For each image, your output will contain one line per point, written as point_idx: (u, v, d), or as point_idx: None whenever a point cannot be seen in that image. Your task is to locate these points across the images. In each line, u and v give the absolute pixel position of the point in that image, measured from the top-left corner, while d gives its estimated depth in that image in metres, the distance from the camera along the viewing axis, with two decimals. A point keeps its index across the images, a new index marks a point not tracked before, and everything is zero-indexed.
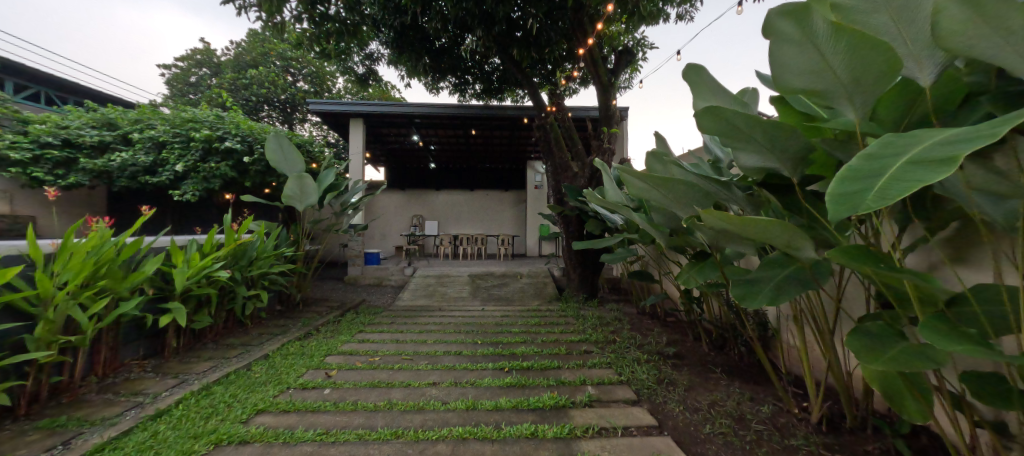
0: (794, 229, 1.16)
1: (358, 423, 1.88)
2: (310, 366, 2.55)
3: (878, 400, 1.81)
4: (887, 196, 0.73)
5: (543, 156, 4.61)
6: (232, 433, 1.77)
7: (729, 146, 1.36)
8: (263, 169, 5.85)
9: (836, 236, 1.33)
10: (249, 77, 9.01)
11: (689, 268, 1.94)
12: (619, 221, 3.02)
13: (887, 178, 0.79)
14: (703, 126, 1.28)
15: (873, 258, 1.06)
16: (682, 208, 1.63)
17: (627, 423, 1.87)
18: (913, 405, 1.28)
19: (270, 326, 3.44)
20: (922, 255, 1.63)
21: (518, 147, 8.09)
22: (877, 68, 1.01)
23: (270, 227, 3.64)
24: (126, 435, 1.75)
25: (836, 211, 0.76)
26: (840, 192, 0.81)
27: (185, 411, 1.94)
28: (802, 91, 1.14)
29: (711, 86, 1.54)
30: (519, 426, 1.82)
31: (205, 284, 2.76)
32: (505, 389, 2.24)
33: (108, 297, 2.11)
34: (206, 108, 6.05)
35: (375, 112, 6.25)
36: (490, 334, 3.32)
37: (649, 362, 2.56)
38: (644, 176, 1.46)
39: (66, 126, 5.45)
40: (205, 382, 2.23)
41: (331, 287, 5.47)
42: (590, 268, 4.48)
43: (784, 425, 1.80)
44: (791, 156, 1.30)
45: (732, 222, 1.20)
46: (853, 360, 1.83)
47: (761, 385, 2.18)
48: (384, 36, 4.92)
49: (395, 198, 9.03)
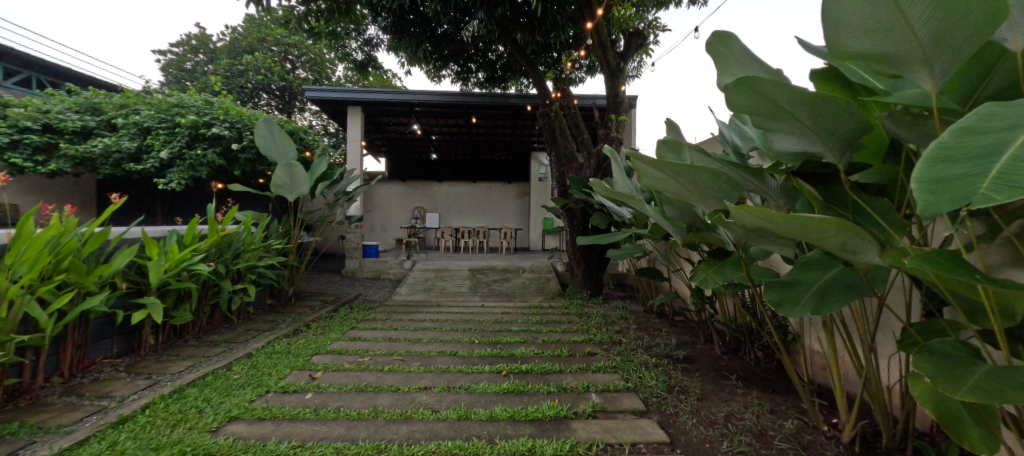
0: (849, 228, 0.97)
1: (338, 434, 1.70)
2: (294, 366, 2.39)
3: (919, 417, 1.62)
4: (1004, 187, 0.64)
5: (546, 145, 4.40)
6: (198, 444, 1.59)
7: (763, 127, 1.16)
8: (251, 156, 5.72)
9: (890, 236, 1.14)
10: (245, 63, 8.86)
11: (707, 268, 1.72)
12: (627, 214, 2.81)
13: (1004, 162, 0.68)
14: (737, 103, 1.09)
15: (955, 259, 0.85)
16: (702, 199, 1.42)
17: (635, 438, 1.68)
18: (976, 432, 1.05)
19: (257, 322, 3.28)
20: (983, 255, 1.40)
21: (522, 137, 7.88)
22: (971, 20, 0.86)
23: (257, 218, 3.44)
24: (81, 445, 1.58)
25: (931, 201, 0.68)
26: (932, 175, 0.72)
27: (151, 418, 1.78)
28: (863, 55, 0.99)
29: (741, 57, 1.35)
30: (515, 440, 1.63)
31: (185, 278, 2.58)
32: (502, 396, 2.05)
33: (71, 292, 1.94)
34: (193, 93, 5.89)
35: (375, 100, 6.03)
36: (487, 332, 3.14)
37: (658, 366, 2.36)
38: (661, 163, 1.24)
39: (46, 110, 5.33)
40: (178, 384, 2.06)
41: (327, 280, 5.31)
42: (595, 264, 4.29)
43: (811, 443, 1.60)
44: (839, 138, 1.10)
45: (773, 221, 1.01)
46: (894, 373, 1.65)
47: (781, 395, 1.99)
48: (382, 20, 4.67)
49: (394, 189, 8.85)
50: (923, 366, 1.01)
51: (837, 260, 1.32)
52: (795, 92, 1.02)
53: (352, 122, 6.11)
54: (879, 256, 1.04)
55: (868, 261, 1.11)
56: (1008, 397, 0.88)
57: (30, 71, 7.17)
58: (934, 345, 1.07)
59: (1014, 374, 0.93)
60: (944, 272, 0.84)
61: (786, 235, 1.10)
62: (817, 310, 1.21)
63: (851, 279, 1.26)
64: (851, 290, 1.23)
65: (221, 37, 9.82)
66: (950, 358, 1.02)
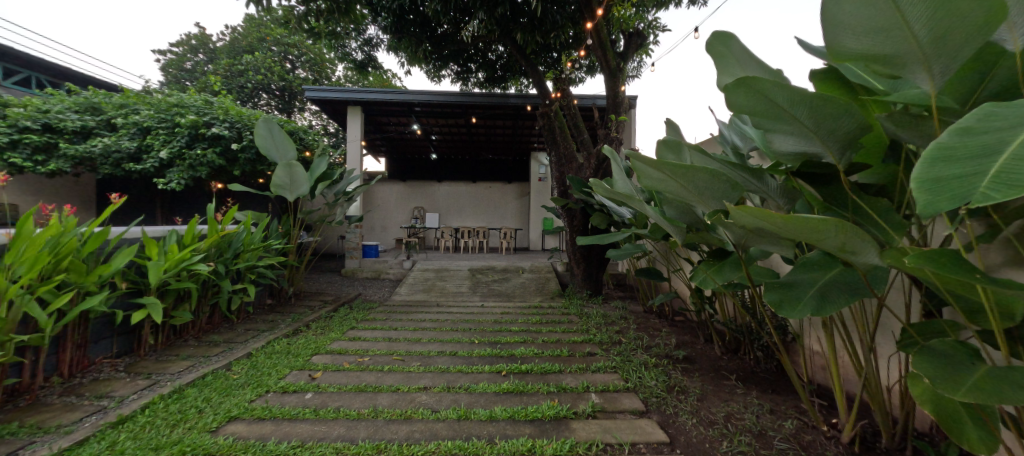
0: (849, 229, 0.97)
1: (338, 434, 1.70)
2: (294, 366, 2.39)
3: (918, 417, 1.61)
4: (1004, 186, 0.64)
5: (545, 145, 4.40)
6: (198, 444, 1.59)
7: (763, 128, 1.16)
8: (251, 156, 5.73)
9: (890, 237, 1.14)
10: (245, 62, 8.86)
11: (707, 268, 1.72)
12: (627, 214, 2.81)
13: (1003, 161, 0.68)
14: (737, 103, 1.09)
15: (954, 259, 0.86)
16: (702, 199, 1.42)
17: (635, 439, 1.68)
18: (975, 432, 1.05)
19: (257, 322, 3.28)
20: (983, 255, 1.40)
21: (522, 137, 7.88)
22: (971, 21, 0.86)
23: (257, 218, 3.43)
24: (81, 445, 1.58)
25: (931, 200, 0.68)
26: (931, 175, 0.72)
27: (151, 418, 1.78)
28: (862, 56, 0.99)
29: (740, 57, 1.35)
30: (515, 440, 1.63)
31: (185, 278, 2.58)
32: (501, 396, 2.05)
33: (71, 292, 1.94)
34: (193, 93, 5.89)
35: (375, 100, 6.03)
36: (487, 332, 3.14)
37: (657, 366, 2.36)
38: (660, 163, 1.24)
39: (47, 110, 5.33)
40: (178, 384, 2.06)
41: (327, 280, 5.31)
42: (595, 264, 4.29)
43: (810, 443, 1.60)
44: (839, 138, 1.10)
45: (772, 221, 1.01)
46: (894, 372, 1.65)
47: (781, 395, 1.99)
48: (382, 20, 4.67)
49: (394, 189, 8.85)
50: (922, 366, 1.01)
51: (836, 260, 1.33)
52: (794, 92, 1.02)
53: (352, 122, 6.11)
54: (879, 256, 1.04)
55: (867, 261, 1.11)
56: (1008, 397, 0.88)
57: (30, 71, 7.19)
58: (934, 345, 1.07)
59: (1014, 375, 0.93)
60: (944, 271, 0.84)
61: (786, 236, 1.10)
62: (816, 310, 1.21)
63: (851, 279, 1.26)
64: (850, 290, 1.23)
65: (221, 37, 9.83)
66: (951, 358, 1.02)
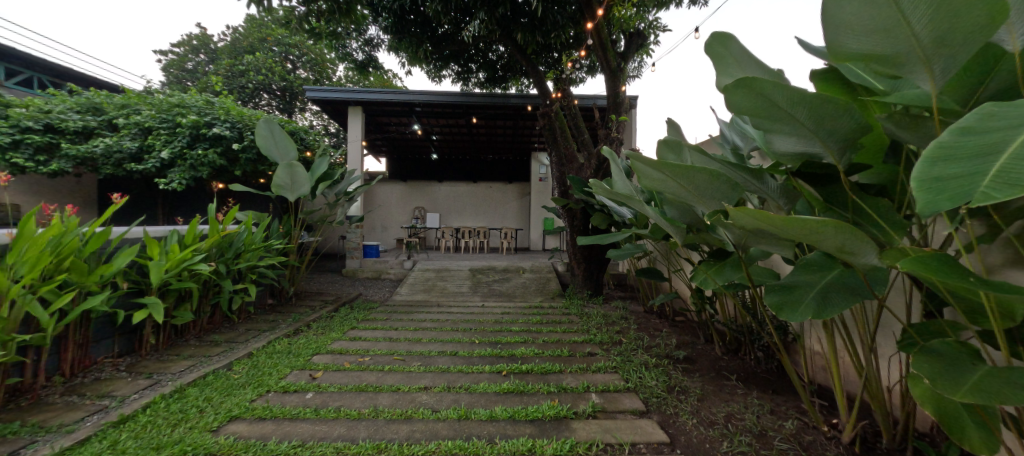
0: (849, 230, 0.97)
1: (339, 434, 1.71)
2: (295, 366, 2.39)
3: (919, 417, 1.61)
4: (1005, 186, 0.64)
5: (546, 145, 4.40)
6: (198, 444, 1.59)
7: (762, 128, 1.16)
8: (252, 156, 5.73)
9: (890, 237, 1.14)
10: (246, 63, 8.88)
11: (707, 269, 1.71)
12: (626, 214, 2.81)
13: (1003, 161, 0.68)
14: (736, 104, 1.09)
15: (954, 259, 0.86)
16: (702, 200, 1.42)
17: (635, 439, 1.68)
18: (976, 431, 1.05)
19: (258, 322, 3.28)
20: (984, 255, 1.39)
21: (523, 137, 7.88)
22: (972, 20, 0.86)
23: (257, 218, 3.44)
24: (82, 444, 1.58)
25: (931, 199, 0.68)
26: (931, 175, 0.72)
27: (152, 418, 1.78)
28: (863, 56, 0.99)
29: (740, 57, 1.35)
30: (515, 440, 1.64)
31: (186, 277, 2.58)
32: (502, 396, 2.05)
33: (72, 292, 1.95)
34: (194, 93, 5.90)
35: (375, 100, 6.04)
36: (487, 332, 3.14)
37: (658, 366, 2.36)
38: (660, 164, 1.24)
39: (48, 110, 5.35)
40: (179, 383, 2.06)
41: (328, 280, 5.32)
42: (595, 264, 4.29)
43: (811, 444, 1.60)
44: (839, 138, 1.10)
45: (771, 223, 1.01)
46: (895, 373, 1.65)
47: (782, 395, 1.99)
48: (383, 20, 4.68)
49: (395, 189, 8.86)
50: (923, 366, 1.01)
51: (836, 261, 1.33)
52: (794, 93, 1.02)
53: (352, 122, 6.12)
54: (878, 257, 1.04)
55: (868, 262, 1.11)
56: (1008, 397, 0.89)
57: (32, 71, 7.23)
58: (935, 345, 1.06)
59: (1015, 376, 0.93)
60: (944, 272, 0.84)
61: (785, 236, 1.10)
62: (817, 311, 1.21)
63: (851, 280, 1.27)
64: (851, 291, 1.23)
65: (222, 37, 9.86)
66: (952, 358, 1.01)
